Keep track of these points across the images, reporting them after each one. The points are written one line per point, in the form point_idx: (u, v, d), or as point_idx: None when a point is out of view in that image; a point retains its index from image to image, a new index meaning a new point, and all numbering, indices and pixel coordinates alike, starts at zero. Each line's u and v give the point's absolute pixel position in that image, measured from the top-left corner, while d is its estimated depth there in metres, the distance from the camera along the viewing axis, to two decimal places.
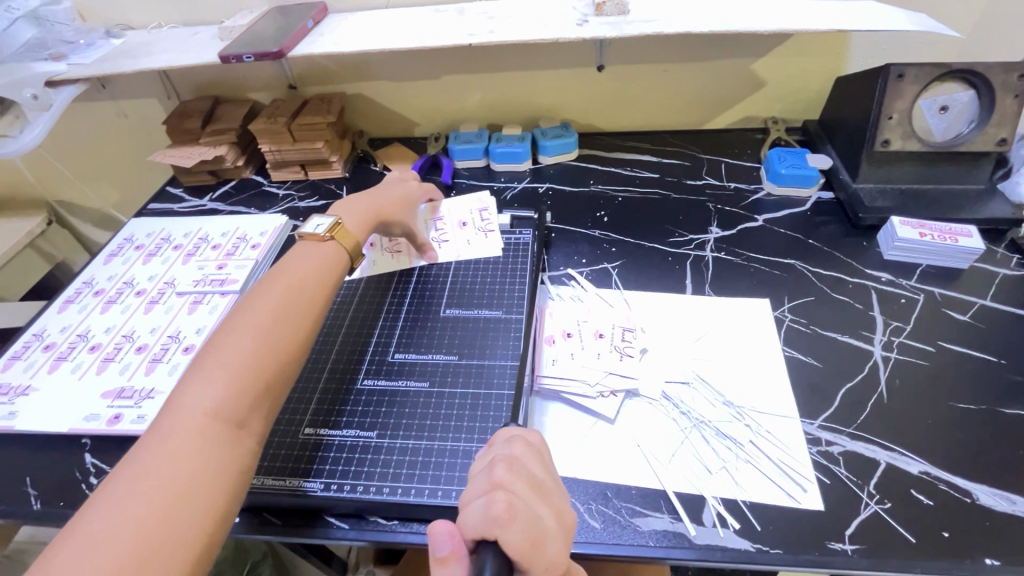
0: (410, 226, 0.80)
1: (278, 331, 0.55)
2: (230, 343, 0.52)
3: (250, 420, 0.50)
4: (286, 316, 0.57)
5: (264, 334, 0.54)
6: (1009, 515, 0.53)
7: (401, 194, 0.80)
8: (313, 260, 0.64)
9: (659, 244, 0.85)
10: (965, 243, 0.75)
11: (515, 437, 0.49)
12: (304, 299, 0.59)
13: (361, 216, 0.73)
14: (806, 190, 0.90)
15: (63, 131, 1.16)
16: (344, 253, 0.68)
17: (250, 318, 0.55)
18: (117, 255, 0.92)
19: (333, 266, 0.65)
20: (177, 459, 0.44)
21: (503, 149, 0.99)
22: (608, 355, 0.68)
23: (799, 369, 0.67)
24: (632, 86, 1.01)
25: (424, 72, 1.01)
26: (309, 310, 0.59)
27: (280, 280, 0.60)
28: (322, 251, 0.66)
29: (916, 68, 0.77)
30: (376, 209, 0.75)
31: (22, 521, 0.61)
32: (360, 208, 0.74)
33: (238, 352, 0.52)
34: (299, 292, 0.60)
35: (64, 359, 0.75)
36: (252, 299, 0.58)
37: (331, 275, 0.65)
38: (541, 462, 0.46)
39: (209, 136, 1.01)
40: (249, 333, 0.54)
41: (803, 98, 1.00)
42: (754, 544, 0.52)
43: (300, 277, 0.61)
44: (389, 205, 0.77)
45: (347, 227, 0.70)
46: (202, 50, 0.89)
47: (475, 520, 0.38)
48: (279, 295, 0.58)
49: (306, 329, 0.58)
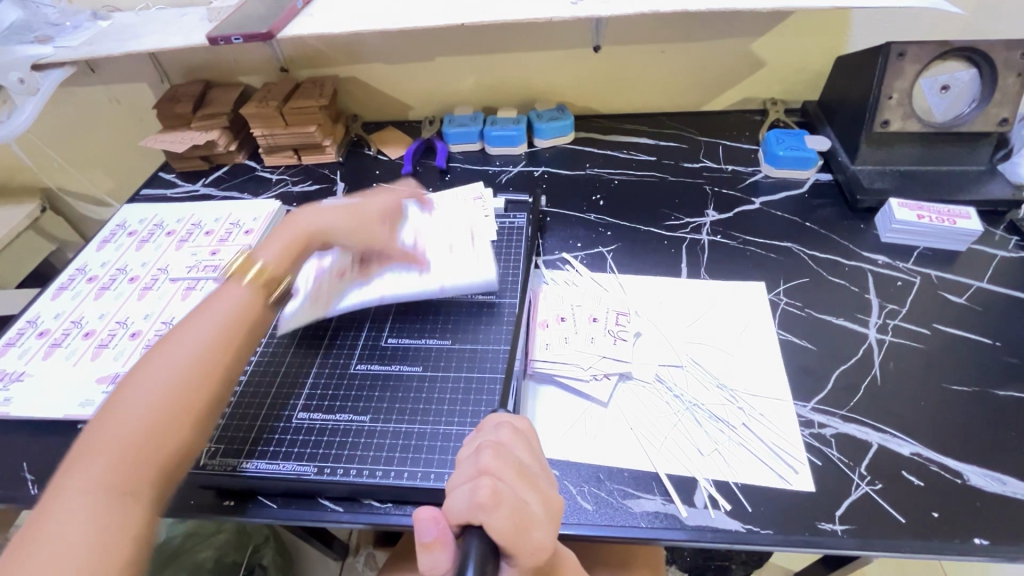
0: (371, 246, 0.69)
1: (175, 391, 0.49)
2: (120, 409, 0.48)
3: (145, 491, 0.45)
4: (186, 370, 0.51)
5: (152, 404, 0.48)
6: (998, 495, 0.53)
7: (353, 209, 0.68)
8: (225, 311, 0.56)
9: (655, 228, 0.85)
10: (963, 225, 0.74)
11: (503, 423, 0.48)
12: (207, 360, 0.52)
13: (286, 244, 0.63)
14: (804, 172, 0.89)
15: (53, 117, 1.15)
16: (261, 295, 0.59)
17: (145, 378, 0.50)
18: (109, 241, 0.91)
19: (249, 310, 0.57)
20: (57, 542, 0.39)
21: (497, 132, 0.98)
22: (602, 338, 0.68)
23: (793, 352, 0.66)
24: (628, 67, 0.99)
25: (418, 54, 1.00)
26: (220, 356, 0.53)
27: (175, 338, 0.53)
28: (236, 295, 0.58)
29: (918, 46, 0.75)
30: (317, 232, 0.65)
31: (21, 505, 0.62)
32: (293, 236, 0.64)
33: (128, 419, 0.47)
34: (197, 352, 0.52)
35: (58, 346, 0.75)
36: (150, 358, 0.52)
37: (252, 319, 0.57)
38: (528, 448, 0.46)
39: (200, 120, 1.00)
40: (137, 409, 0.47)
41: (803, 78, 0.98)
42: (746, 526, 0.53)
43: (199, 334, 0.54)
44: (338, 223, 0.66)
45: (269, 264, 0.61)
46: (191, 32, 0.87)
47: (462, 505, 0.38)
48: (176, 354, 0.52)
49: (218, 379, 0.53)
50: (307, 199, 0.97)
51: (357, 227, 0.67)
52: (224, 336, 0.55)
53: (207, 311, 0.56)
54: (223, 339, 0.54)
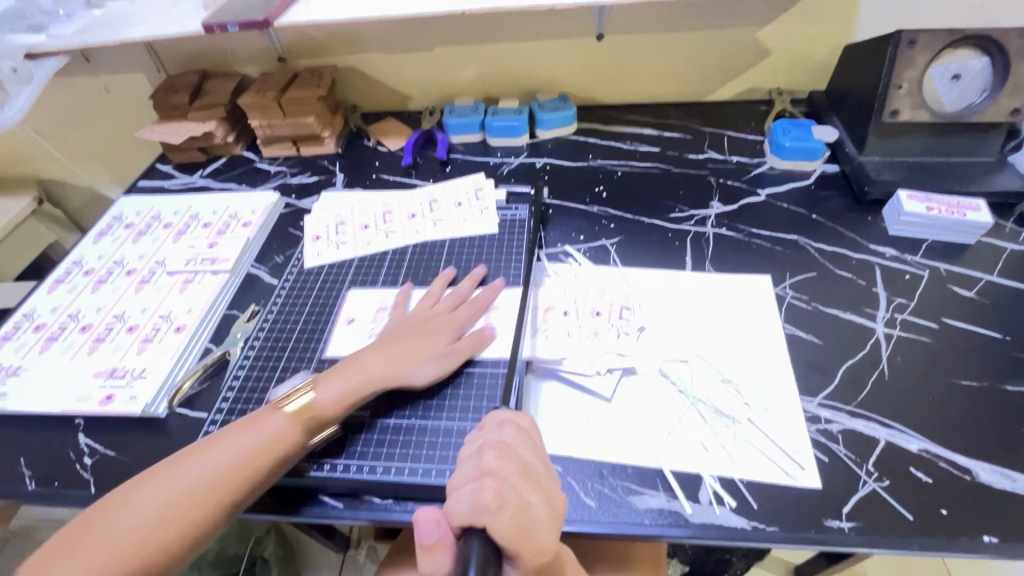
0: (438, 357, 0.62)
1: (183, 504, 0.50)
2: (130, 509, 0.49)
3: None
4: (205, 486, 0.51)
5: (158, 513, 0.49)
6: (1007, 492, 0.52)
7: (418, 332, 0.64)
8: (255, 439, 0.54)
9: (658, 220, 0.83)
10: (973, 217, 0.73)
11: (506, 422, 0.48)
12: (216, 488, 0.51)
13: (351, 373, 0.60)
14: (810, 163, 0.88)
15: (48, 108, 1.13)
16: (295, 430, 0.56)
17: (164, 484, 0.51)
18: (106, 233, 0.90)
19: (275, 447, 0.54)
20: None
21: (499, 123, 0.96)
22: (605, 333, 0.67)
23: (799, 346, 0.65)
24: (632, 57, 0.97)
25: (417, 43, 0.98)
26: (240, 478, 0.52)
27: (200, 455, 0.53)
28: (277, 423, 0.55)
29: (929, 33, 0.74)
30: (378, 371, 0.60)
31: (18, 500, 0.61)
32: (348, 381, 0.59)
33: (127, 524, 0.48)
34: (212, 477, 0.51)
35: (55, 339, 0.74)
36: (187, 458, 0.53)
37: (281, 450, 0.54)
38: (531, 448, 0.46)
39: (197, 111, 0.98)
40: (137, 515, 0.48)
41: (810, 67, 0.96)
42: (751, 523, 0.52)
43: (222, 458, 0.52)
44: (394, 333, 0.64)
45: (314, 403, 0.57)
46: (185, 20, 0.86)
47: (464, 507, 0.37)
48: (193, 472, 0.51)
49: (229, 500, 0.51)
50: (305, 191, 0.95)
51: (414, 332, 0.64)
52: (241, 470, 0.52)
53: (240, 431, 0.55)
54: (238, 472, 0.52)
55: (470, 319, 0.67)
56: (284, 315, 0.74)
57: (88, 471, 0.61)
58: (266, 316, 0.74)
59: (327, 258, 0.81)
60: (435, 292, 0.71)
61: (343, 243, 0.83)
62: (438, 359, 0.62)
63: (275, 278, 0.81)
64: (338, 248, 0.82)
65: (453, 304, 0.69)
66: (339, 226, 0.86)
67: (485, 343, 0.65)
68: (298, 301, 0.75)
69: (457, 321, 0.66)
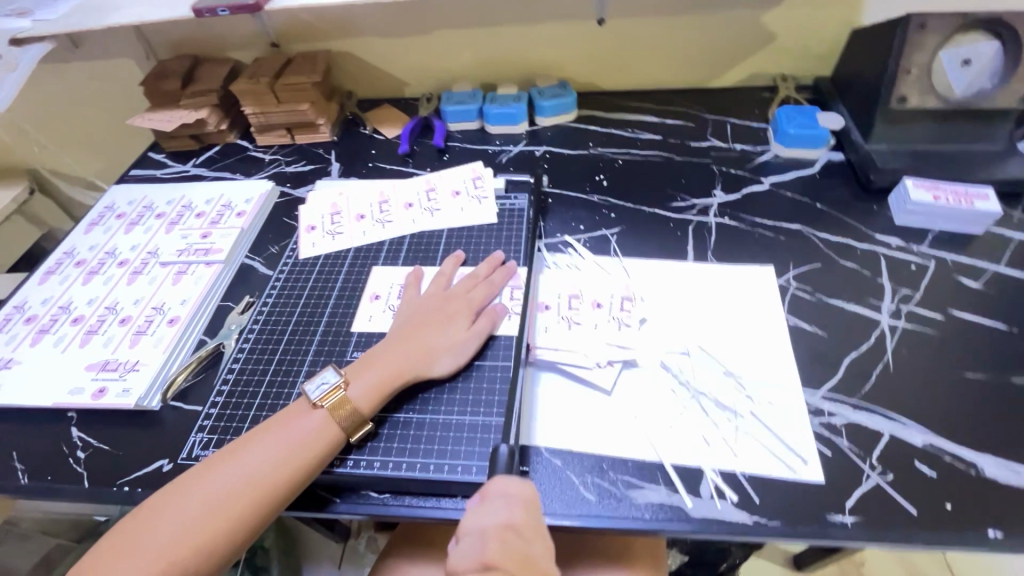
0: (462, 344, 0.62)
1: (222, 509, 0.49)
2: (172, 512, 0.49)
3: None
4: (241, 491, 0.50)
5: (200, 516, 0.49)
6: (1014, 486, 0.52)
7: (442, 319, 0.64)
8: (290, 438, 0.54)
9: (660, 209, 0.82)
10: (981, 206, 0.71)
11: (511, 497, 0.48)
12: (259, 485, 0.51)
13: (380, 367, 0.59)
14: (815, 151, 0.86)
15: (38, 96, 1.11)
16: (334, 426, 0.55)
17: (204, 486, 0.50)
18: (97, 224, 0.89)
19: (314, 443, 0.54)
20: None
21: (498, 110, 0.94)
22: (606, 325, 0.66)
23: (804, 339, 0.64)
24: (634, 42, 0.95)
25: (414, 28, 0.96)
26: (276, 483, 0.51)
27: (241, 453, 0.53)
28: (308, 424, 0.55)
29: (939, 17, 0.72)
30: (407, 362, 0.60)
31: (11, 495, 0.60)
32: (380, 371, 0.59)
33: (170, 528, 0.48)
34: (252, 476, 0.51)
35: (46, 332, 0.73)
36: (223, 461, 0.52)
37: (314, 453, 0.53)
38: (535, 525, 0.47)
39: (188, 98, 0.96)
40: (190, 509, 0.49)
41: (816, 52, 0.94)
42: (753, 518, 0.51)
43: (261, 456, 0.52)
44: (412, 322, 0.64)
45: (348, 396, 0.57)
46: (175, 4, 0.83)
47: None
48: (233, 473, 0.51)
49: (264, 505, 0.51)
50: (300, 180, 0.94)
51: (432, 320, 0.63)
52: (281, 466, 0.52)
53: (275, 430, 0.54)
54: (278, 468, 0.52)
55: (486, 301, 0.67)
56: (278, 307, 0.73)
57: (81, 465, 0.61)
58: (261, 307, 0.73)
59: (323, 248, 0.79)
60: (447, 272, 0.70)
61: (338, 233, 0.81)
62: (459, 349, 0.62)
63: (270, 269, 0.79)
64: (333, 239, 0.80)
65: (470, 286, 0.68)
66: (335, 216, 0.84)
67: (499, 319, 0.65)
68: (292, 294, 0.74)
69: (473, 306, 0.66)
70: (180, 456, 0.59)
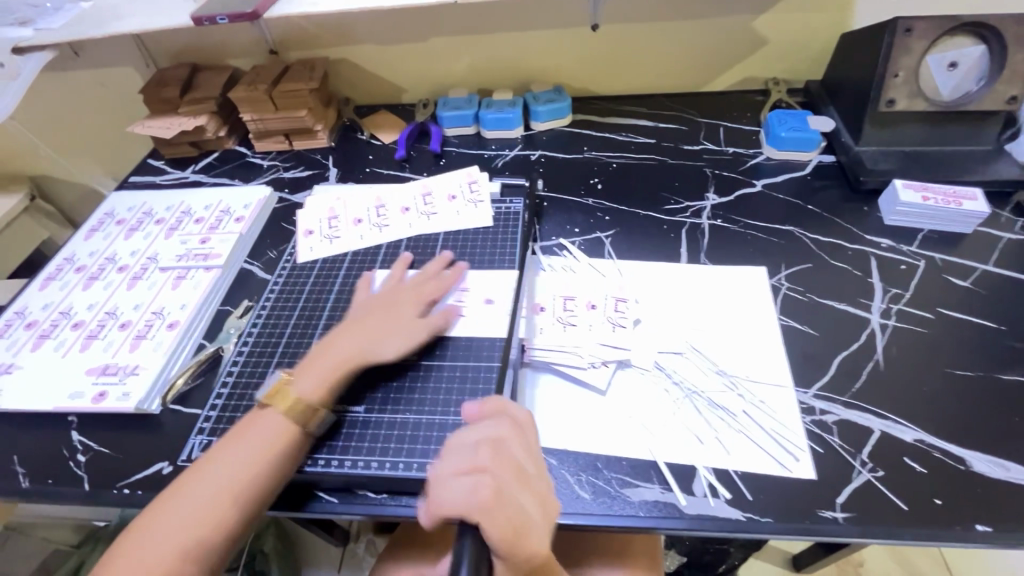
0: (411, 331, 0.63)
1: (205, 516, 0.49)
2: (156, 525, 0.49)
3: None
4: (221, 495, 0.51)
5: (185, 524, 0.49)
6: (1002, 481, 0.52)
7: (384, 310, 0.64)
8: (259, 438, 0.54)
9: (654, 212, 0.83)
10: (969, 206, 0.72)
11: (500, 414, 0.48)
12: (238, 487, 0.51)
13: (325, 361, 0.59)
14: (806, 153, 0.87)
15: (38, 105, 1.12)
16: (298, 422, 0.55)
17: (183, 497, 0.50)
18: (98, 230, 0.90)
19: (282, 440, 0.54)
20: None
21: (494, 115, 0.95)
22: (600, 326, 0.67)
23: (795, 338, 0.65)
24: (626, 48, 0.97)
25: (410, 35, 0.97)
26: (253, 482, 0.52)
27: (215, 459, 0.53)
28: (273, 425, 0.55)
29: (926, 20, 0.73)
30: (352, 354, 0.60)
31: (12, 498, 0.61)
32: (328, 364, 0.59)
33: (157, 540, 0.48)
34: (223, 486, 0.51)
35: (47, 337, 0.74)
36: (198, 471, 0.52)
37: (283, 448, 0.54)
38: (526, 442, 0.47)
39: (188, 105, 0.97)
40: (173, 518, 0.49)
41: (806, 56, 0.95)
42: (746, 514, 0.52)
43: (235, 460, 0.53)
44: (357, 317, 0.64)
45: (298, 392, 0.57)
46: (175, 12, 0.84)
47: (456, 503, 0.40)
48: (202, 486, 0.51)
49: (245, 505, 0.51)
50: (298, 185, 0.95)
51: (377, 312, 0.64)
52: (256, 465, 0.52)
53: (237, 439, 0.54)
54: (252, 468, 0.52)
55: (438, 293, 0.67)
56: (276, 310, 0.73)
57: (81, 468, 0.61)
58: (259, 311, 0.74)
59: (320, 253, 0.80)
60: (399, 273, 0.71)
61: (336, 237, 0.82)
62: (407, 332, 0.63)
63: (268, 273, 0.80)
64: (331, 243, 0.81)
65: (421, 281, 0.69)
66: (332, 220, 0.85)
67: (453, 318, 0.66)
68: (291, 298, 0.75)
69: (422, 296, 0.67)
70: (179, 458, 0.60)
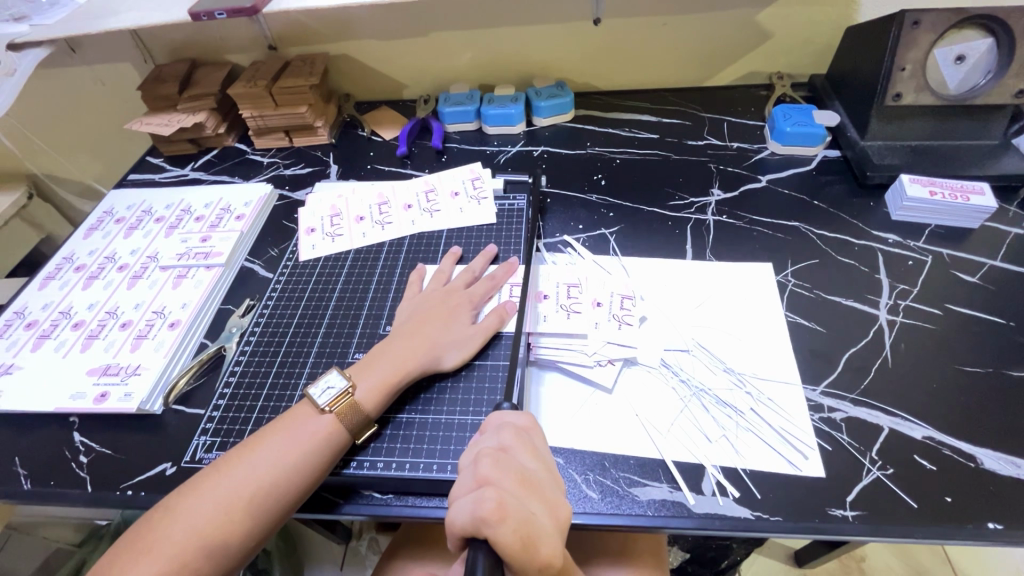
0: (466, 339, 0.63)
1: (234, 510, 0.50)
2: (188, 511, 0.49)
3: None
4: (255, 492, 0.51)
5: (213, 517, 0.49)
6: (1012, 478, 0.52)
7: (445, 314, 0.64)
8: (298, 440, 0.54)
9: (659, 208, 0.82)
10: (976, 201, 0.71)
11: (504, 425, 0.49)
12: (271, 487, 0.51)
13: (384, 365, 0.59)
14: (811, 148, 0.86)
15: (34, 102, 1.11)
16: (339, 428, 0.55)
17: (218, 486, 0.50)
18: (96, 229, 0.89)
19: (322, 445, 0.54)
20: None
21: (496, 111, 0.94)
22: (606, 324, 0.66)
23: (803, 334, 0.65)
24: (629, 42, 0.95)
25: (410, 30, 0.96)
26: (286, 485, 0.52)
27: (252, 453, 0.53)
28: (314, 427, 0.55)
29: (934, 13, 0.72)
30: (410, 359, 0.60)
31: (13, 500, 0.60)
32: (384, 369, 0.59)
33: (185, 528, 0.48)
34: (255, 484, 0.51)
35: (47, 337, 0.73)
36: (233, 463, 0.52)
37: (320, 454, 0.54)
38: (534, 453, 0.47)
39: (186, 101, 0.96)
40: (205, 508, 0.49)
41: (810, 50, 0.94)
42: (754, 512, 0.51)
43: (272, 459, 0.52)
44: (416, 318, 0.64)
45: (355, 398, 0.57)
46: (172, 8, 0.83)
47: (465, 517, 0.39)
48: (241, 474, 0.51)
49: (275, 507, 0.51)
50: (299, 182, 0.94)
51: (434, 316, 0.64)
52: (291, 469, 0.52)
53: (279, 432, 0.54)
54: (287, 471, 0.52)
55: (484, 296, 0.68)
56: (279, 309, 0.73)
57: (83, 469, 0.61)
58: (261, 310, 0.73)
59: (322, 251, 0.80)
60: (446, 268, 0.71)
61: (338, 235, 0.81)
62: (464, 342, 0.62)
63: (270, 272, 0.79)
64: (333, 241, 0.81)
65: (467, 282, 0.69)
66: (334, 218, 0.84)
67: (507, 317, 0.65)
68: (293, 297, 0.74)
69: (474, 300, 0.66)
70: (183, 460, 0.60)
